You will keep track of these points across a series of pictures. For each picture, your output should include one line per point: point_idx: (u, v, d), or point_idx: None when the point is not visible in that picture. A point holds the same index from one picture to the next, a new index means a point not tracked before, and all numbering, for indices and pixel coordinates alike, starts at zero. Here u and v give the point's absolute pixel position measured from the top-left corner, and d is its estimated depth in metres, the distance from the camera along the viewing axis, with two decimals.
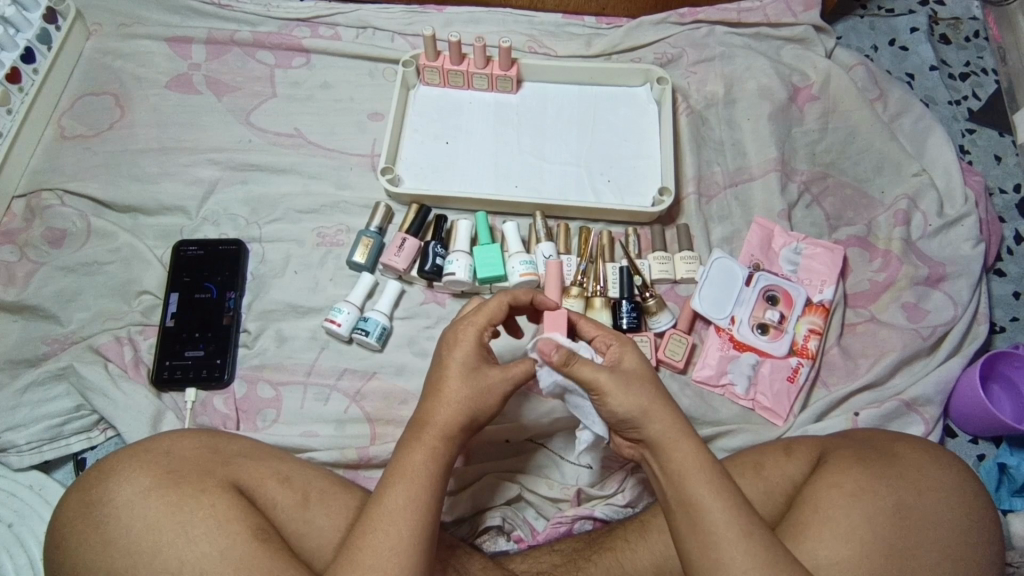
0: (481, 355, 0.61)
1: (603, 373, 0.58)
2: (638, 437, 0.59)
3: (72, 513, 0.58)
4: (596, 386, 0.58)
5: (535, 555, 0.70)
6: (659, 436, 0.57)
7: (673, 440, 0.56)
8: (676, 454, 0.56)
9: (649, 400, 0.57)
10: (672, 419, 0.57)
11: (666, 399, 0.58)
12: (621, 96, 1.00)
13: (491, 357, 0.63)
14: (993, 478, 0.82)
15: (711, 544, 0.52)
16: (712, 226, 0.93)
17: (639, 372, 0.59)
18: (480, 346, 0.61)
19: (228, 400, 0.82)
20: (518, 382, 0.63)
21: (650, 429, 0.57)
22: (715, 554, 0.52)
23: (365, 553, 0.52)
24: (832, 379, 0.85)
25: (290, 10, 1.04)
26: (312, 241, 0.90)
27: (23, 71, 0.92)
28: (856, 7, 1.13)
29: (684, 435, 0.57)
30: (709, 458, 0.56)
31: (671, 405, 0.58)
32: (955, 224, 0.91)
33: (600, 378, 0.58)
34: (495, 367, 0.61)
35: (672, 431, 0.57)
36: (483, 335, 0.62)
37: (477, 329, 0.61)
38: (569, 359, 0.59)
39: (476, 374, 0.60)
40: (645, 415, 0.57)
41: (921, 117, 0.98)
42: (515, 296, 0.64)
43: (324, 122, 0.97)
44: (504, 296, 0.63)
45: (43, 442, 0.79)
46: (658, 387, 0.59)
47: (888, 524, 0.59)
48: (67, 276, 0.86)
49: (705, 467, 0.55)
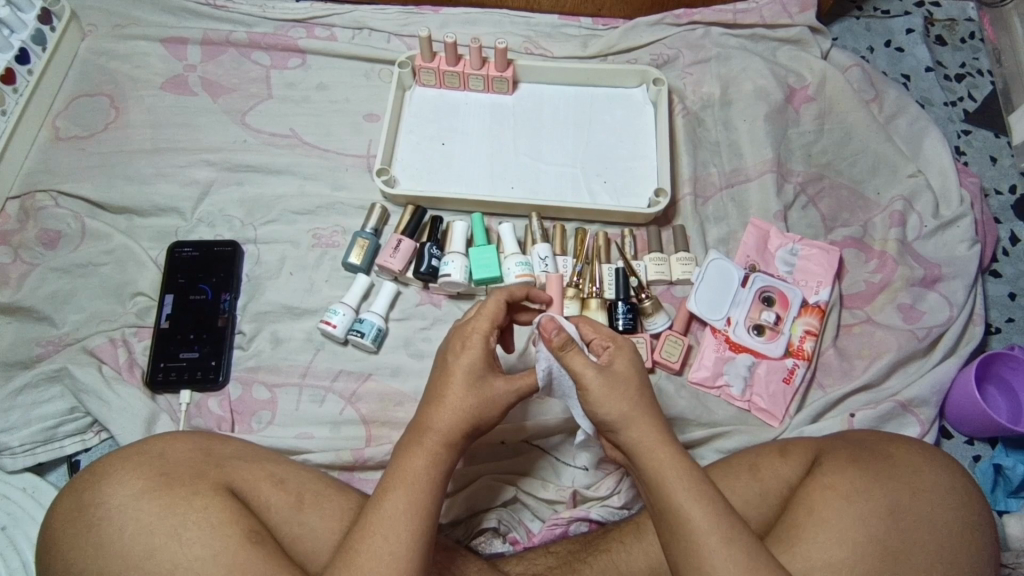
0: (487, 362, 0.61)
1: (590, 374, 0.58)
2: (618, 442, 0.59)
3: (66, 517, 0.58)
4: (582, 383, 0.58)
5: (531, 556, 0.70)
6: (637, 443, 0.57)
7: (653, 446, 0.56)
8: (656, 459, 0.56)
9: (631, 406, 0.58)
10: (652, 425, 0.57)
11: (647, 405, 0.59)
12: (617, 97, 1.00)
13: (495, 363, 0.62)
14: (988, 479, 0.82)
15: (693, 549, 0.52)
16: (708, 226, 0.93)
17: (623, 374, 0.59)
18: (486, 353, 0.61)
19: (223, 402, 0.81)
20: (522, 393, 0.63)
21: (630, 435, 0.57)
22: (698, 559, 0.52)
23: (362, 558, 0.52)
24: (827, 380, 0.85)
25: (286, 11, 1.04)
26: (308, 242, 0.90)
27: (17, 72, 0.91)
28: (852, 9, 1.13)
29: (664, 441, 0.57)
30: (690, 464, 0.56)
31: (652, 411, 0.58)
32: (951, 225, 0.91)
33: (587, 376, 0.58)
34: (499, 377, 0.61)
35: (652, 437, 0.57)
36: (488, 340, 0.61)
37: (482, 335, 0.61)
38: (566, 344, 0.59)
39: (481, 382, 0.60)
40: (625, 420, 0.57)
41: (917, 118, 0.98)
42: (512, 292, 0.64)
43: (320, 123, 0.97)
44: (501, 295, 0.63)
45: (37, 444, 0.79)
46: (639, 392, 0.59)
47: (881, 527, 0.59)
48: (62, 277, 0.86)
49: (685, 473, 0.55)
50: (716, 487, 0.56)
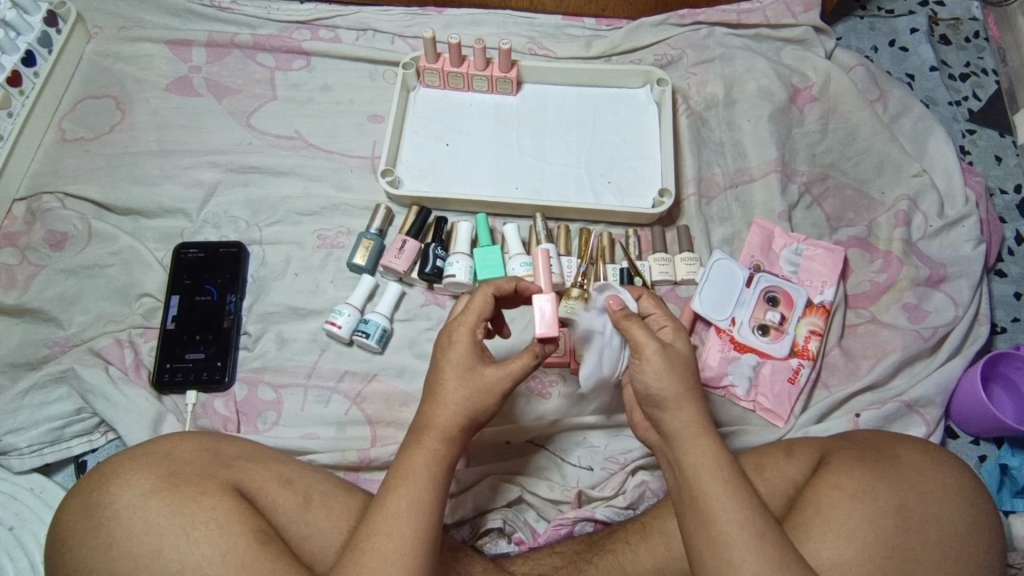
0: (476, 352, 0.61)
1: (651, 344, 0.59)
2: (661, 426, 0.59)
3: (74, 517, 0.58)
4: (641, 352, 0.59)
5: (536, 556, 0.70)
6: (681, 427, 0.57)
7: (696, 436, 0.57)
8: (698, 444, 0.56)
9: (683, 388, 0.58)
10: (695, 413, 0.58)
11: (695, 394, 0.59)
12: (621, 97, 1.00)
13: (487, 354, 0.62)
14: (994, 480, 0.81)
15: (723, 543, 0.52)
16: (712, 227, 0.93)
17: (682, 358, 0.60)
18: (474, 346, 0.61)
19: (228, 402, 0.81)
20: (517, 378, 0.61)
21: (674, 423, 0.58)
22: (725, 552, 0.52)
23: (368, 555, 0.52)
24: (832, 380, 0.85)
25: (291, 13, 1.04)
26: (312, 243, 0.90)
27: (23, 75, 0.92)
28: (856, 8, 1.13)
29: (708, 434, 0.57)
30: (726, 455, 0.56)
31: (699, 402, 0.59)
32: (956, 225, 0.90)
33: (648, 346, 0.59)
34: (491, 365, 0.60)
35: (696, 423, 0.57)
36: (476, 332, 0.61)
37: (469, 328, 0.61)
38: (628, 315, 0.61)
39: (471, 373, 0.59)
40: (675, 402, 0.58)
41: (922, 118, 0.98)
42: (499, 287, 0.63)
43: (324, 124, 0.97)
44: (488, 288, 0.62)
45: (44, 444, 0.79)
46: (688, 377, 0.59)
47: (891, 524, 0.59)
48: (68, 278, 0.87)
49: (722, 462, 0.55)
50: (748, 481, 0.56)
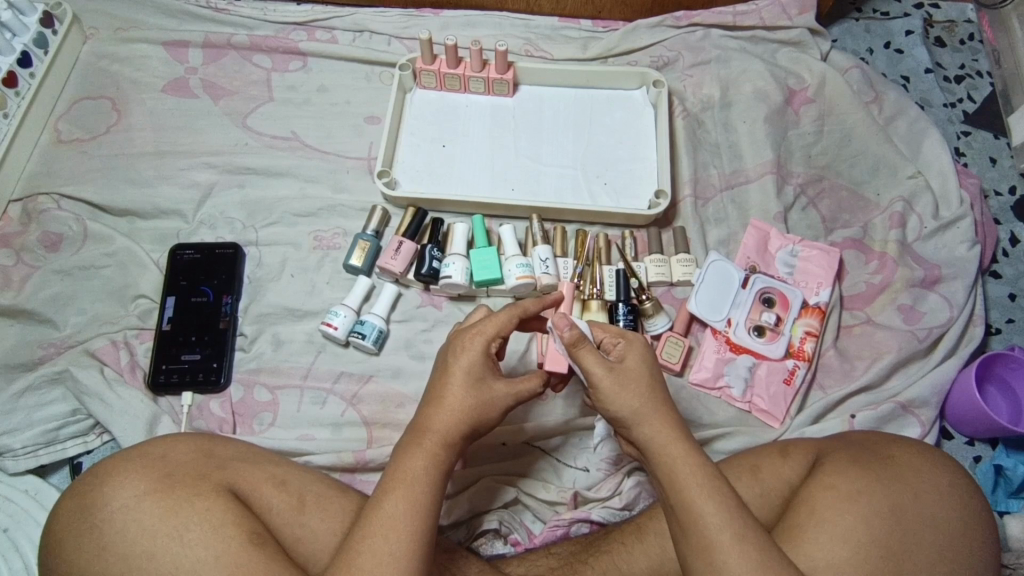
0: (487, 365, 0.61)
1: (600, 371, 0.59)
2: (633, 440, 0.60)
3: (68, 521, 0.58)
4: (594, 382, 0.60)
5: (532, 557, 0.70)
6: (650, 439, 0.58)
7: (669, 443, 0.57)
8: (671, 454, 0.56)
9: (643, 403, 0.58)
10: (666, 422, 0.58)
11: (662, 403, 0.59)
12: (617, 99, 1.00)
13: (497, 369, 0.63)
14: (989, 480, 0.82)
15: (707, 545, 0.52)
16: (708, 228, 0.93)
17: (636, 372, 0.60)
18: (486, 357, 0.61)
19: (224, 404, 0.81)
20: (521, 397, 0.63)
21: (643, 431, 0.58)
22: (710, 555, 0.52)
23: (361, 557, 0.52)
24: (828, 381, 0.85)
25: (287, 14, 1.04)
26: (309, 244, 0.90)
27: (19, 75, 0.92)
28: (850, 11, 1.13)
29: (681, 440, 0.57)
30: (703, 460, 0.56)
31: (667, 408, 0.59)
32: (951, 226, 0.91)
33: (597, 374, 0.59)
34: (501, 380, 0.62)
35: (666, 433, 0.57)
36: (490, 345, 0.62)
37: (484, 339, 0.61)
38: (579, 341, 0.60)
39: (480, 384, 0.60)
40: (637, 415, 0.58)
41: (917, 120, 0.98)
42: (523, 309, 0.65)
43: (320, 125, 0.97)
44: (513, 310, 0.63)
45: (39, 446, 0.79)
46: (654, 390, 0.60)
47: (884, 525, 0.59)
48: (64, 279, 0.86)
49: (699, 468, 0.55)
50: (730, 484, 0.56)
